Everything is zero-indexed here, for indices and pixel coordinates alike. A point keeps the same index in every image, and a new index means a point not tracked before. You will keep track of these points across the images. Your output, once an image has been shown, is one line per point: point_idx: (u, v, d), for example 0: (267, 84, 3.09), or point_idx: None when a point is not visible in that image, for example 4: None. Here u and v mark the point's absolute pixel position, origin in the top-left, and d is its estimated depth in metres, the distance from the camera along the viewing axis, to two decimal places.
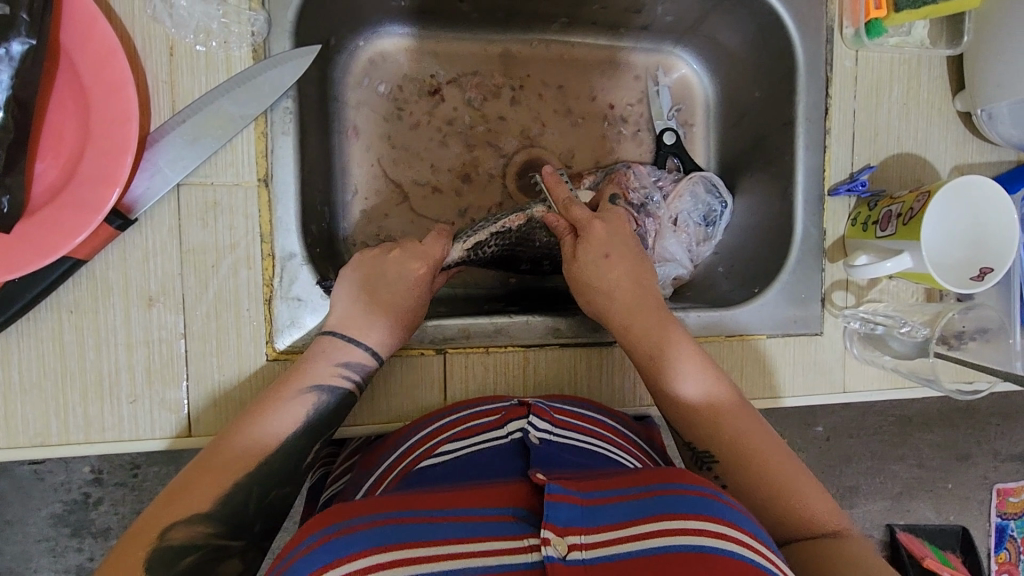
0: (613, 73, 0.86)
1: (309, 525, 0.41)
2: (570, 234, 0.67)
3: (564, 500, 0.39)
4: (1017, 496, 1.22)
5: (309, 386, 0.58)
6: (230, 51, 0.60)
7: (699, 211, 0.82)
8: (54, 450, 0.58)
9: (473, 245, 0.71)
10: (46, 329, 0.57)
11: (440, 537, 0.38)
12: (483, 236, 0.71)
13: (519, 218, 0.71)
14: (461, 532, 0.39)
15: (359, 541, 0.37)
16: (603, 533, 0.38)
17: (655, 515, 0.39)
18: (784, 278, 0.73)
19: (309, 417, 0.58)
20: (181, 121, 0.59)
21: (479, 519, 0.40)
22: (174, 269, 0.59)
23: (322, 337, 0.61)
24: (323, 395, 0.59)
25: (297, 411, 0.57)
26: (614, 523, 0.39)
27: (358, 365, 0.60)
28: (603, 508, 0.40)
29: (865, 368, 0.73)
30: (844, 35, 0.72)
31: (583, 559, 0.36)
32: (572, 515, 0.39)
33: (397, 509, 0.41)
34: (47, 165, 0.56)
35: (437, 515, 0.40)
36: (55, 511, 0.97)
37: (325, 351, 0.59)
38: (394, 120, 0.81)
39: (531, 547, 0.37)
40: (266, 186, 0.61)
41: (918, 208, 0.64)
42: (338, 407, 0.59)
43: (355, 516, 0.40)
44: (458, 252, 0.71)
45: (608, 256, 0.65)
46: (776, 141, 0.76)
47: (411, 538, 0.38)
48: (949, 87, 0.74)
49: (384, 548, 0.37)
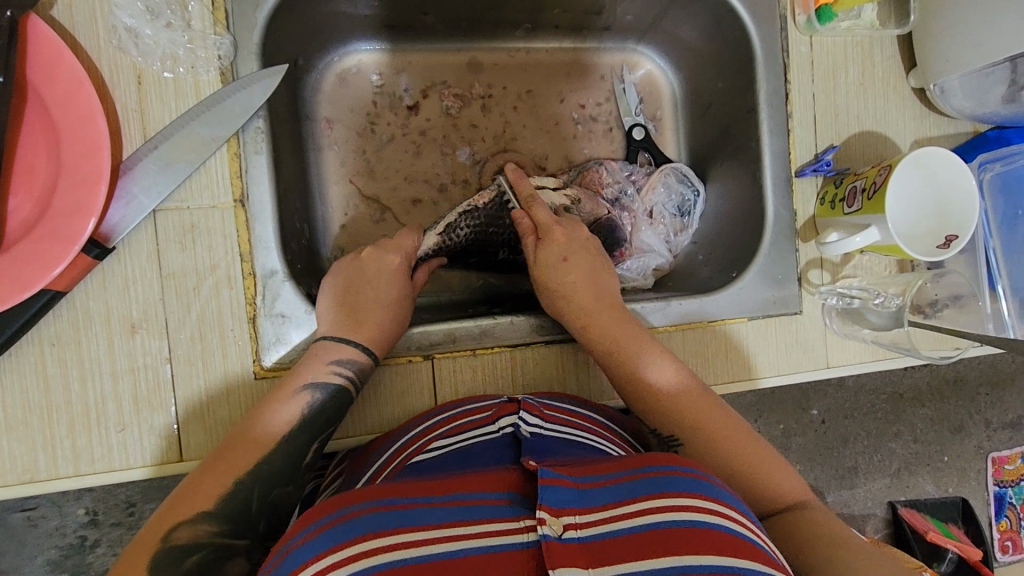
0: (580, 75, 0.88)
1: (304, 517, 0.42)
2: (532, 235, 0.70)
3: (557, 483, 0.40)
4: (1012, 463, 1.24)
5: (302, 386, 0.58)
6: (197, 75, 0.61)
7: (673, 201, 0.84)
8: (44, 486, 0.57)
9: (445, 228, 0.73)
10: (29, 364, 0.57)
11: (437, 520, 0.39)
12: (453, 217, 0.74)
13: (484, 195, 0.74)
14: (456, 515, 0.39)
15: (356, 527, 0.38)
16: (596, 513, 0.39)
17: (646, 494, 0.40)
18: (760, 260, 0.75)
19: (302, 416, 0.58)
20: (153, 147, 0.59)
21: (475, 503, 0.40)
22: (155, 294, 0.59)
23: (316, 342, 0.61)
24: (318, 394, 0.58)
25: (291, 411, 0.57)
26: (605, 504, 0.39)
27: (349, 361, 0.60)
28: (595, 490, 0.40)
29: (845, 342, 0.75)
30: (797, 22, 0.74)
31: (579, 537, 0.37)
32: (566, 497, 0.39)
33: (393, 496, 0.41)
34: (21, 201, 0.56)
35: (431, 500, 0.41)
36: (51, 557, 0.95)
37: (317, 353, 0.60)
38: (367, 135, 0.82)
39: (528, 528, 0.38)
40: (243, 206, 0.61)
41: (880, 181, 0.66)
42: (333, 406, 0.59)
43: (352, 506, 0.40)
44: (431, 239, 0.73)
45: (571, 257, 0.67)
46: (742, 128, 0.78)
47: (408, 521, 0.38)
48: (902, 66, 0.77)
49: (381, 532, 0.37)
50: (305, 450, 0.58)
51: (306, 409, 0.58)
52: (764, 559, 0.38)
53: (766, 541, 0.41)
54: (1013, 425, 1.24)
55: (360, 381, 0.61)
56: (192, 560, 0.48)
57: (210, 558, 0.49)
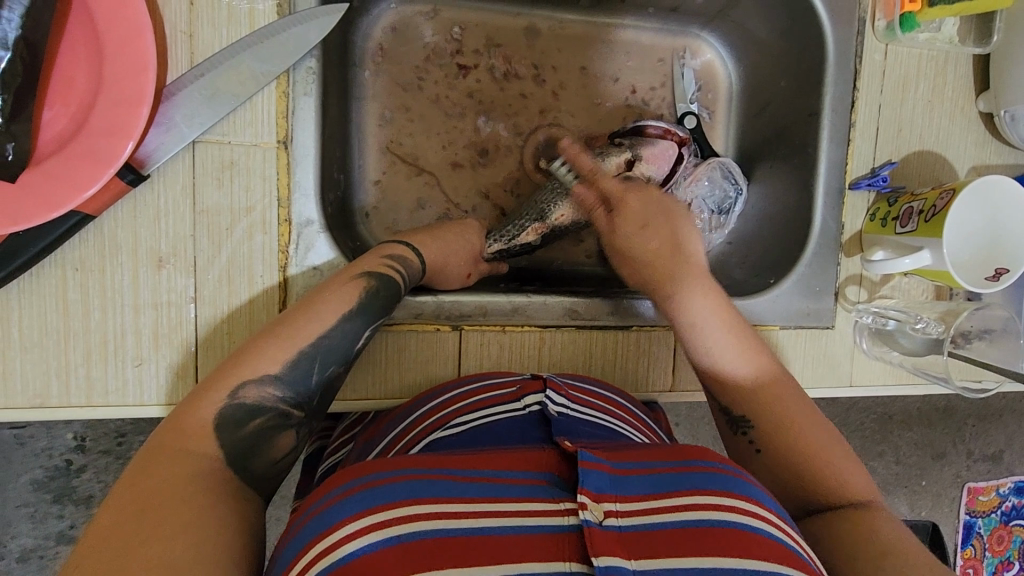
0: (637, 54, 0.84)
1: (337, 478, 0.43)
2: (602, 207, 0.71)
3: (595, 467, 0.41)
4: (986, 494, 1.26)
5: (360, 272, 0.57)
6: (253, 4, 0.57)
7: (715, 196, 0.81)
8: (53, 413, 0.56)
9: (509, 240, 0.73)
10: (50, 287, 0.55)
11: (476, 495, 0.40)
12: (518, 235, 0.73)
13: (538, 227, 0.73)
14: (493, 492, 0.40)
15: (396, 491, 0.39)
16: (635, 502, 0.39)
17: (685, 489, 0.41)
18: (800, 269, 0.74)
19: (359, 300, 0.56)
20: (199, 75, 0.56)
21: (512, 481, 0.41)
22: (186, 230, 0.57)
23: (388, 243, 0.63)
24: (372, 280, 0.57)
25: (346, 294, 0.55)
26: (643, 494, 0.40)
27: (399, 259, 0.61)
28: (633, 479, 0.41)
29: (872, 363, 0.74)
30: (876, 27, 0.72)
31: (619, 526, 0.38)
32: (604, 483, 0.40)
33: (429, 467, 0.42)
34: (56, 114, 0.53)
35: (468, 474, 0.42)
36: (36, 477, 0.94)
37: (376, 249, 0.61)
38: (412, 90, 0.79)
39: (568, 512, 0.39)
40: (286, 149, 0.59)
41: (942, 205, 0.64)
42: (386, 296, 0.58)
43: (388, 471, 0.41)
44: (495, 248, 0.73)
45: (645, 226, 0.68)
46: (801, 132, 0.75)
47: (445, 494, 0.39)
48: (973, 87, 0.74)
49: (421, 500, 0.38)
50: (360, 336, 0.56)
51: (362, 293, 0.56)
52: (799, 564, 0.38)
53: (802, 547, 0.40)
54: (993, 458, 1.25)
55: (408, 279, 0.60)
56: (253, 424, 0.48)
57: (267, 426, 0.49)
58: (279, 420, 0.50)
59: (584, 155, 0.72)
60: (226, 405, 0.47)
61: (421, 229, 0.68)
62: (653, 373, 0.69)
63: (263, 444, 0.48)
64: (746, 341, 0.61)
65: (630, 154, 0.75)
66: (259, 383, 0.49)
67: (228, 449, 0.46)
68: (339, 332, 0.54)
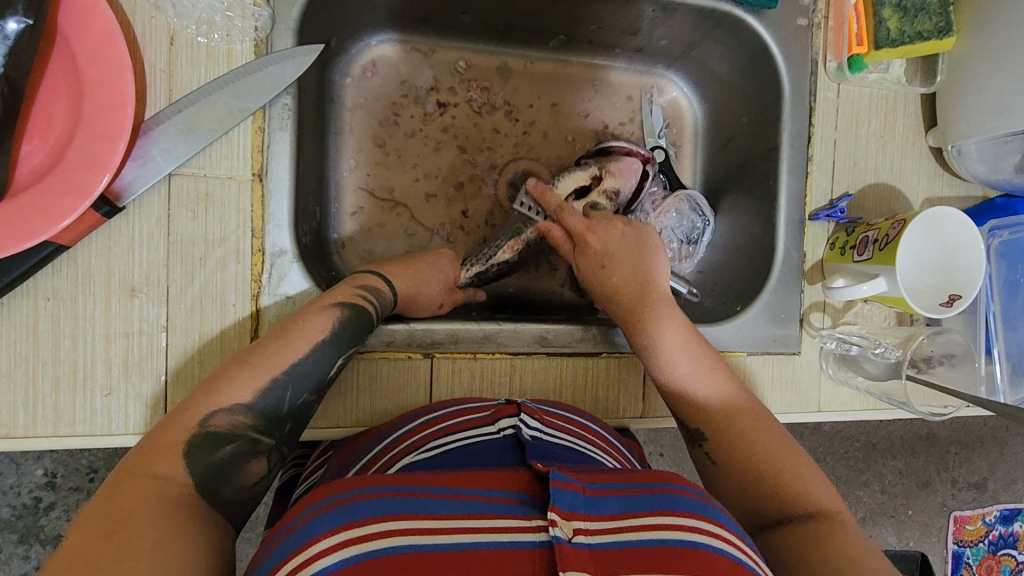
0: (605, 92, 0.88)
1: (314, 496, 0.43)
2: (569, 243, 0.72)
3: (568, 487, 0.41)
4: (973, 523, 1.26)
5: (332, 302, 0.58)
6: (231, 44, 0.60)
7: (683, 228, 0.84)
8: (20, 443, 0.56)
9: (485, 261, 0.77)
10: (21, 317, 0.55)
11: (450, 512, 0.40)
12: (494, 254, 0.77)
13: (515, 243, 0.76)
14: (466, 510, 0.41)
15: (372, 509, 0.39)
16: (605, 521, 0.40)
17: (654, 511, 0.41)
18: (766, 296, 0.76)
19: (330, 329, 0.57)
20: (177, 111, 0.58)
21: (486, 500, 0.42)
22: (160, 260, 0.58)
23: (363, 273, 0.65)
24: (344, 309, 0.58)
25: (318, 323, 0.56)
26: (613, 513, 0.41)
27: (370, 289, 0.62)
28: (604, 500, 0.42)
29: (839, 388, 0.76)
30: (827, 68, 0.76)
31: (589, 543, 0.38)
32: (575, 502, 0.41)
33: (405, 485, 0.43)
34: (34, 148, 0.54)
35: (444, 493, 0.42)
36: (3, 516, 0.92)
37: (349, 280, 0.62)
38: (389, 125, 0.82)
39: (539, 528, 0.39)
40: (261, 181, 0.60)
41: (894, 233, 0.67)
42: (359, 324, 0.59)
43: (363, 489, 0.42)
44: (470, 272, 0.76)
45: (604, 266, 0.68)
46: (761, 165, 0.79)
47: (421, 511, 0.40)
48: (922, 122, 0.78)
49: (394, 516, 0.39)
50: (331, 363, 0.56)
51: (333, 325, 0.57)
52: None
53: (765, 571, 0.41)
54: (976, 486, 1.26)
55: (379, 309, 0.61)
56: (223, 453, 0.48)
57: (238, 452, 0.49)
58: (249, 446, 0.50)
59: (549, 193, 0.73)
60: (196, 431, 0.48)
61: (395, 260, 0.70)
62: (624, 400, 0.70)
63: (235, 473, 0.48)
64: (713, 366, 0.62)
65: (596, 170, 0.79)
66: (230, 410, 0.50)
67: (197, 476, 0.46)
68: (310, 361, 0.55)
